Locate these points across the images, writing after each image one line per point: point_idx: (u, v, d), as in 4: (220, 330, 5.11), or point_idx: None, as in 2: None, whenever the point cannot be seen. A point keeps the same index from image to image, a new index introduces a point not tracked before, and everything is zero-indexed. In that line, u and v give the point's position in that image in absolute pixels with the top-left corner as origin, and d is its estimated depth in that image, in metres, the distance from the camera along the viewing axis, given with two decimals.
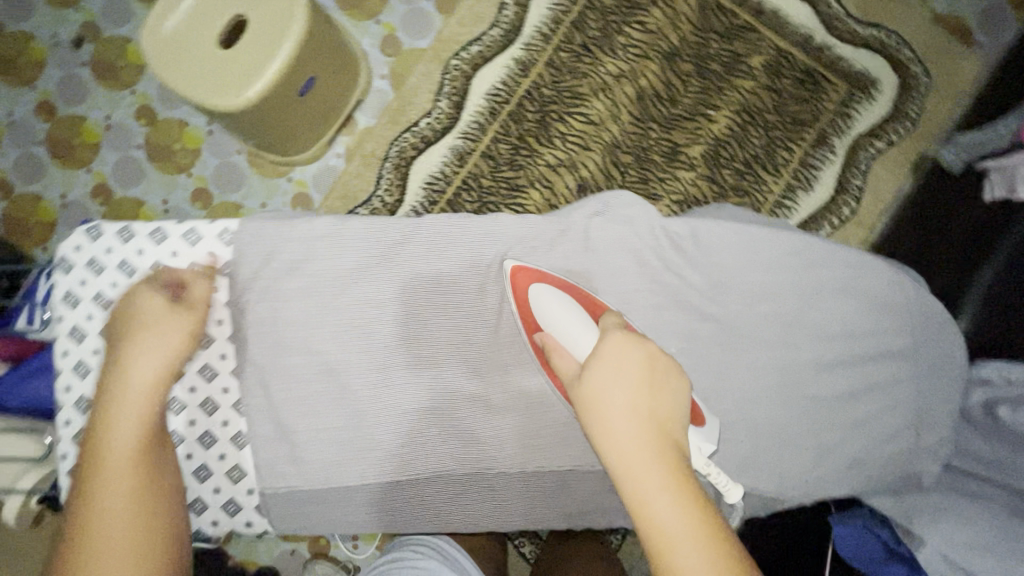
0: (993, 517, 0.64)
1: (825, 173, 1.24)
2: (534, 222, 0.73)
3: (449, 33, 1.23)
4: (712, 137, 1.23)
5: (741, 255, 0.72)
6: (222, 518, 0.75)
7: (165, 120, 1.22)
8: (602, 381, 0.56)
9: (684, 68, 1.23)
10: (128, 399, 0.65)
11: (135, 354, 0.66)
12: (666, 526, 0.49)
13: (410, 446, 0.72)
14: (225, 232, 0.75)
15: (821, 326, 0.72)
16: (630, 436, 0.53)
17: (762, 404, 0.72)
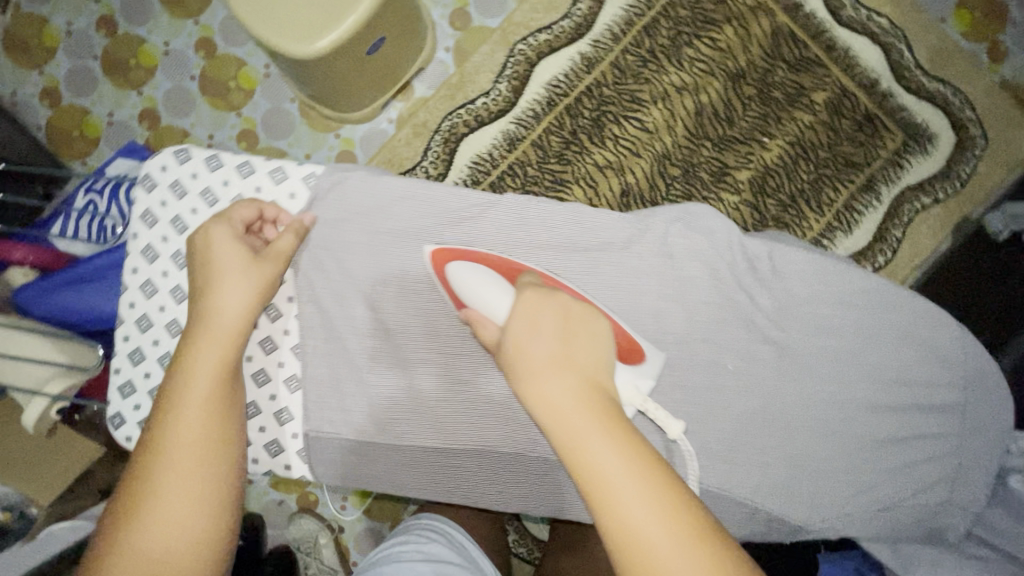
0: None
1: (867, 219, 1.24)
2: (598, 216, 0.69)
3: (520, 17, 1.23)
4: (763, 165, 1.23)
5: (811, 283, 0.67)
6: (262, 458, 0.73)
7: (224, 56, 1.22)
8: (526, 334, 0.55)
9: (747, 91, 1.23)
10: (217, 337, 0.63)
11: (221, 291, 0.64)
12: (598, 473, 0.49)
13: (430, 421, 0.70)
14: (312, 174, 0.74)
15: (878, 368, 0.66)
16: (559, 386, 0.52)
17: (823, 450, 0.65)
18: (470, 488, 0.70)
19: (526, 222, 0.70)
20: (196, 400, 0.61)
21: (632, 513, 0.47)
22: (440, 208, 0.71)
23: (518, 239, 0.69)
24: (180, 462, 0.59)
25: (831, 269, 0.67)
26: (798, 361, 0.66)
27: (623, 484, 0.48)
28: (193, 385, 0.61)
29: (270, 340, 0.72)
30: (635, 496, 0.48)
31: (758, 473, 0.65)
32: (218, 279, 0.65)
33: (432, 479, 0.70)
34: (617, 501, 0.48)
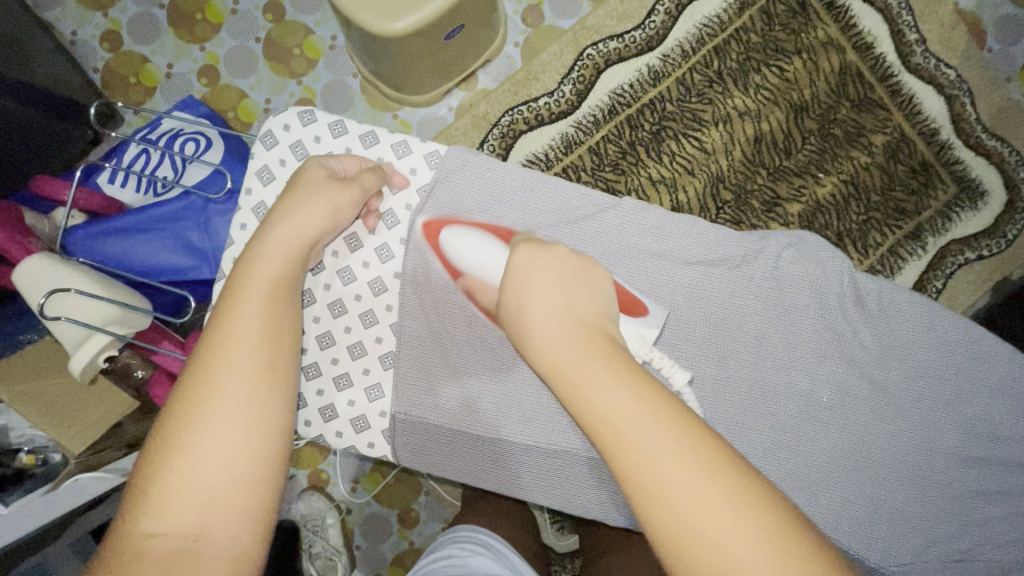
0: None
1: (910, 266, 1.24)
2: (700, 234, 0.70)
3: (594, 22, 1.22)
4: (814, 200, 1.23)
5: (915, 328, 0.67)
6: (347, 431, 0.73)
7: (292, 22, 1.20)
8: (520, 288, 0.58)
9: (808, 124, 1.23)
10: (272, 257, 0.61)
11: (291, 211, 0.63)
12: (608, 413, 0.50)
13: (493, 414, 0.69)
14: (434, 153, 0.74)
15: (969, 420, 0.66)
16: (557, 338, 0.55)
17: (901, 492, 0.65)
18: (543, 487, 0.70)
19: (622, 228, 0.70)
20: (246, 320, 0.58)
21: (652, 454, 0.47)
22: (546, 203, 0.72)
23: (613, 243, 0.70)
24: (229, 385, 0.54)
25: (921, 313, 0.67)
26: (892, 403, 0.66)
27: (634, 426, 0.49)
28: (243, 306, 0.58)
29: (372, 314, 0.73)
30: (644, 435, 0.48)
31: (832, 509, 0.65)
32: (296, 202, 0.64)
33: (491, 463, 0.70)
34: (628, 439, 0.48)
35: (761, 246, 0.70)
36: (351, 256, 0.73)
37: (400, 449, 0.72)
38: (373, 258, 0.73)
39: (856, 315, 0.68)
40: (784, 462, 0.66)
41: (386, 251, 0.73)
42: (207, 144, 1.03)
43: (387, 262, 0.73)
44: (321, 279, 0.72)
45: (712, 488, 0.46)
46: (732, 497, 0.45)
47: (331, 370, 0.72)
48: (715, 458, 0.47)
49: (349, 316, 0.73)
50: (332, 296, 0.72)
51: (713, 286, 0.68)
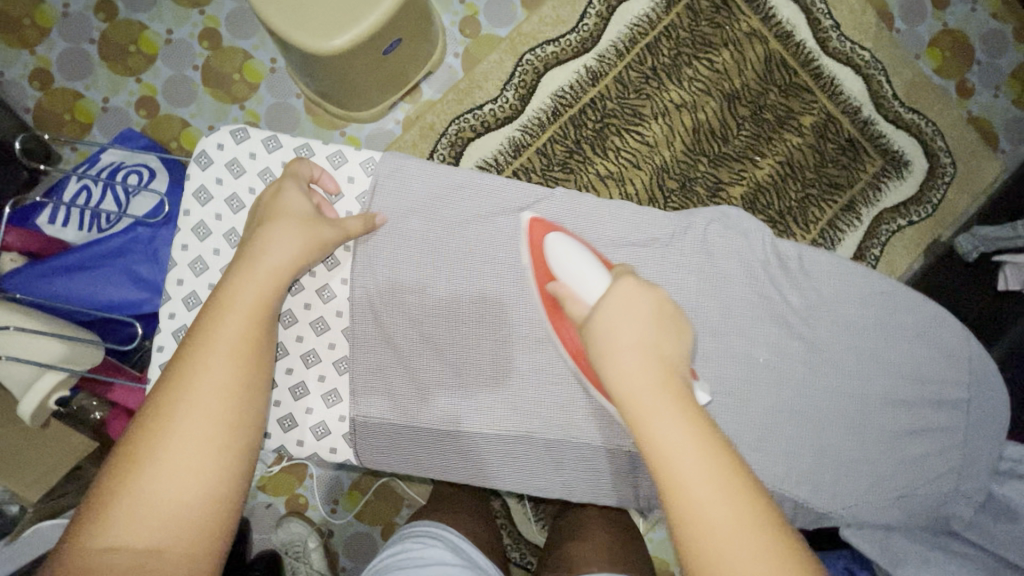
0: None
1: (849, 236, 1.31)
2: (635, 212, 0.73)
3: (530, 29, 1.26)
4: (755, 182, 1.29)
5: (838, 285, 0.72)
6: (308, 439, 0.73)
7: (229, 47, 1.20)
8: (614, 317, 0.56)
9: (741, 111, 1.29)
10: (255, 283, 0.61)
11: (274, 243, 0.63)
12: (673, 456, 0.50)
13: (456, 407, 0.71)
14: (370, 160, 0.75)
15: (894, 365, 0.71)
16: (636, 373, 0.53)
17: (842, 439, 0.70)
18: (509, 474, 0.72)
19: (561, 216, 0.73)
20: (229, 342, 0.57)
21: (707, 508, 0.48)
22: (490, 198, 0.73)
23: (558, 234, 0.72)
24: (202, 405, 0.54)
25: (845, 274, 0.72)
26: (823, 357, 0.70)
27: (694, 472, 0.49)
28: (226, 327, 0.58)
29: (323, 321, 0.73)
30: (702, 480, 0.49)
31: (781, 466, 0.69)
32: (279, 236, 0.64)
33: (456, 455, 0.72)
34: (682, 475, 0.49)
35: (694, 223, 0.73)
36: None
37: (361, 451, 0.73)
38: (319, 265, 0.73)
39: (787, 279, 0.72)
40: (735, 425, 0.69)
41: (331, 258, 0.73)
42: (150, 175, 1.01)
43: (334, 268, 0.73)
44: None
45: (749, 543, 0.47)
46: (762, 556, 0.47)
47: (286, 381, 0.72)
48: (750, 506, 0.48)
49: (299, 326, 0.73)
50: (280, 308, 0.72)
51: (653, 265, 0.71)
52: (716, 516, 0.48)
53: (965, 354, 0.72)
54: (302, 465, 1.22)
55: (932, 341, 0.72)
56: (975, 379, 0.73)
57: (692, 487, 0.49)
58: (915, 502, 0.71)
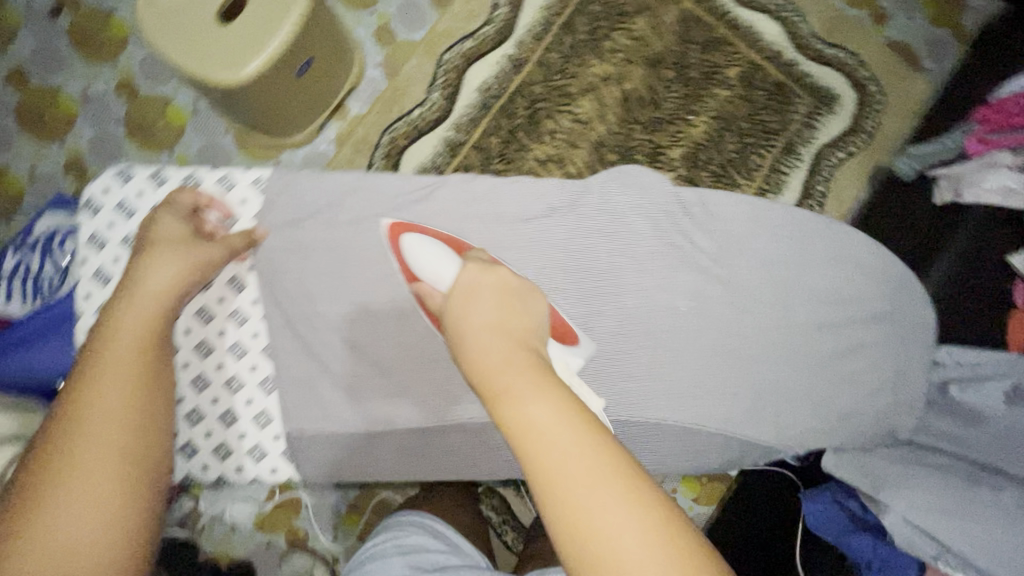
0: (952, 485, 0.79)
1: (793, 178, 1.33)
2: (544, 184, 0.76)
3: (445, 28, 1.26)
4: (692, 141, 1.30)
5: (746, 225, 0.74)
6: (247, 464, 0.78)
7: (148, 96, 1.19)
8: (463, 299, 0.55)
9: (666, 74, 1.30)
10: (140, 312, 0.65)
11: (152, 270, 0.67)
12: (530, 427, 0.46)
13: (391, 405, 0.73)
14: (258, 180, 0.79)
15: (816, 290, 0.73)
16: (491, 349, 0.50)
17: (783, 371, 0.72)
18: (467, 460, 0.74)
19: (459, 201, 0.75)
20: (123, 371, 0.60)
21: (573, 477, 0.44)
22: (385, 195, 0.76)
23: (470, 223, 0.75)
24: (101, 433, 0.56)
25: (751, 214, 0.74)
26: (747, 295, 0.72)
27: (575, 466, 0.44)
28: (116, 359, 0.60)
29: (241, 345, 0.77)
30: (564, 449, 0.45)
31: (737, 409, 0.71)
32: (154, 262, 0.68)
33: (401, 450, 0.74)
34: (561, 471, 0.44)
35: (613, 187, 0.75)
36: (205, 297, 0.76)
37: (305, 466, 0.76)
38: (227, 293, 0.77)
39: (712, 225, 0.74)
40: (674, 377, 0.71)
41: (238, 283, 0.77)
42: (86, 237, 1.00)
43: (242, 291, 0.77)
44: (181, 326, 0.75)
45: (626, 505, 0.43)
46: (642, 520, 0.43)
47: (215, 409, 0.77)
48: (624, 465, 0.45)
49: (218, 354, 0.76)
50: (195, 340, 0.76)
51: (578, 235, 0.74)
52: (581, 484, 0.44)
53: (894, 267, 0.75)
54: (296, 498, 1.21)
55: (860, 260, 0.74)
56: (904, 289, 0.76)
57: (555, 460, 0.44)
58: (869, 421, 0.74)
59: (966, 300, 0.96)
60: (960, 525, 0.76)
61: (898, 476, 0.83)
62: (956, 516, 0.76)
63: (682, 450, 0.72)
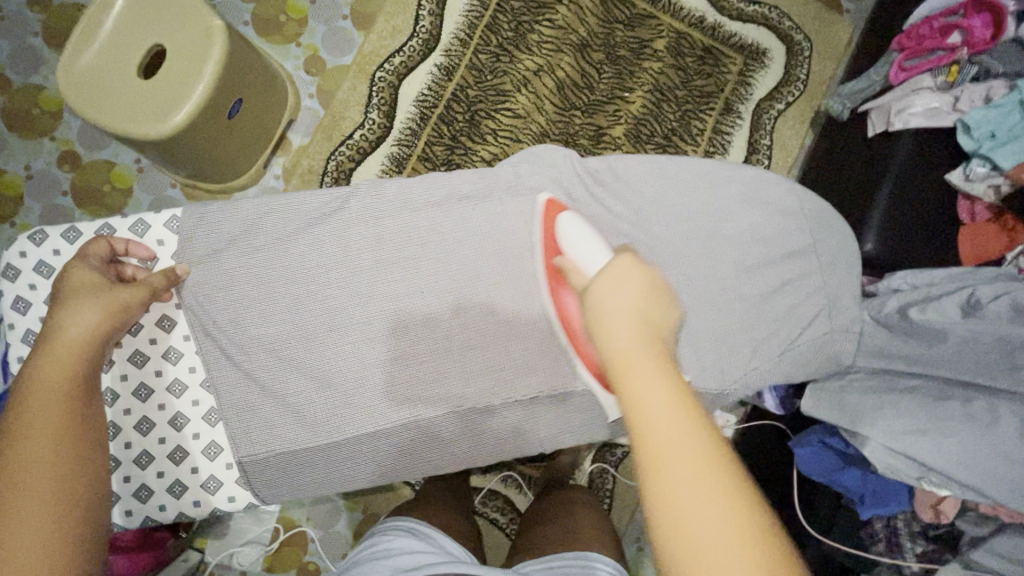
0: (923, 404, 0.81)
1: (736, 137, 1.35)
2: (465, 176, 0.77)
3: (371, 48, 1.27)
4: (632, 117, 1.32)
5: (654, 181, 0.75)
6: (203, 497, 0.76)
7: (90, 163, 1.20)
8: (602, 286, 0.54)
9: (596, 57, 1.32)
10: (62, 365, 0.64)
11: (67, 317, 0.65)
12: (655, 406, 0.45)
13: (339, 416, 0.73)
14: (172, 218, 0.77)
15: (733, 236, 0.75)
16: (620, 326, 0.50)
17: (715, 320, 0.74)
18: (433, 461, 0.76)
19: (371, 207, 0.75)
20: (48, 422, 0.61)
21: (681, 467, 0.43)
22: (309, 209, 0.75)
23: (402, 229, 0.75)
24: (29, 487, 0.57)
25: (658, 177, 0.76)
26: (669, 252, 0.74)
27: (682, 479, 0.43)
28: (43, 410, 0.61)
29: (179, 382, 0.75)
30: (681, 437, 0.44)
31: (694, 366, 0.72)
32: (69, 309, 0.66)
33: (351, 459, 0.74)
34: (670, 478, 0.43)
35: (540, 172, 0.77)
36: (135, 338, 0.75)
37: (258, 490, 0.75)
38: (159, 332, 0.75)
39: (631, 190, 0.76)
40: None
41: (168, 321, 0.75)
42: None
43: (174, 328, 0.76)
44: (114, 373, 0.74)
45: (721, 506, 0.43)
46: (737, 529, 0.42)
47: (162, 449, 0.75)
48: (731, 478, 0.44)
49: (157, 395, 0.75)
50: (132, 384, 0.74)
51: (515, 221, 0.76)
52: (689, 489, 0.43)
53: (819, 204, 0.77)
54: (302, 533, 1.21)
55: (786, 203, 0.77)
56: (833, 223, 0.79)
57: (663, 438, 0.44)
58: (825, 349, 0.77)
59: (913, 225, 0.97)
60: (935, 444, 0.78)
61: (873, 406, 0.84)
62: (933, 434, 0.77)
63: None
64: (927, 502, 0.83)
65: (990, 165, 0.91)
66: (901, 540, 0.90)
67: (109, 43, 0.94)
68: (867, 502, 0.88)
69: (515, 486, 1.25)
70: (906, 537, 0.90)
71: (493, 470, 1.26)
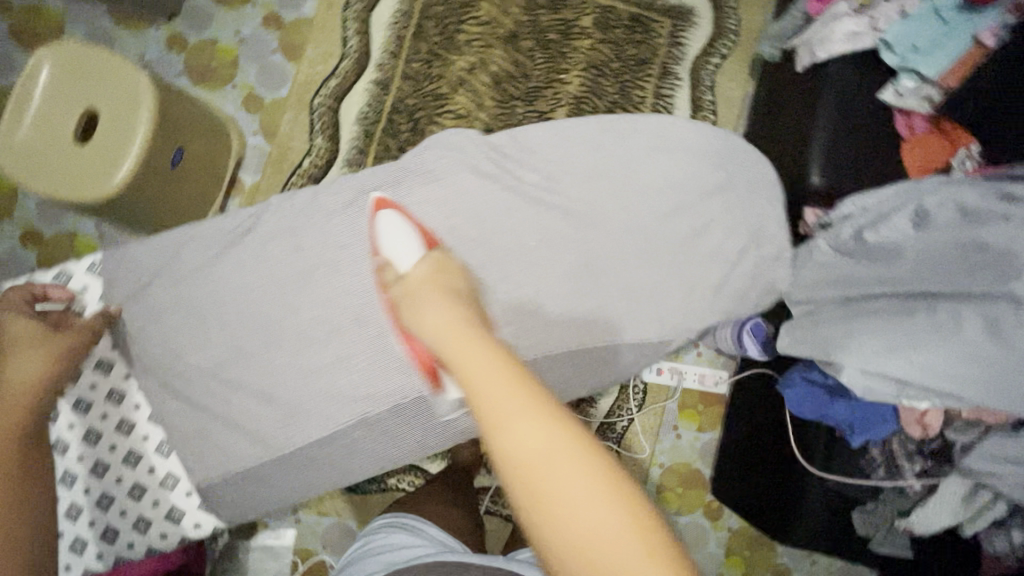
0: (890, 320, 0.80)
1: (679, 97, 1.35)
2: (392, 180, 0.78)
3: (305, 76, 1.29)
4: (571, 97, 1.33)
5: (558, 146, 0.77)
6: (169, 528, 0.83)
7: (52, 236, 1.22)
8: (414, 284, 0.59)
9: (526, 45, 1.33)
10: (8, 433, 0.68)
11: (8, 368, 0.70)
12: (482, 374, 0.46)
13: (296, 421, 0.77)
14: (93, 263, 0.85)
15: (646, 185, 0.75)
16: (433, 310, 0.54)
17: (649, 269, 0.75)
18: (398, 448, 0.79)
19: (302, 214, 0.80)
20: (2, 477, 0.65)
21: (512, 411, 0.44)
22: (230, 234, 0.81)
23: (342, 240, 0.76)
24: None
25: (566, 141, 0.77)
26: (585, 214, 0.76)
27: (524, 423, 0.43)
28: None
29: (127, 422, 0.82)
30: (504, 388, 0.45)
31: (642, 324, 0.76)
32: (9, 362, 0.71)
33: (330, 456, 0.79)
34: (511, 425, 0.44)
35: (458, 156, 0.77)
36: (78, 387, 0.81)
37: (224, 513, 0.83)
38: (97, 378, 0.81)
39: (540, 157, 0.77)
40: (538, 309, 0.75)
41: (105, 365, 0.82)
42: None
43: (112, 372, 0.82)
44: (63, 423, 0.80)
45: (561, 435, 0.43)
46: (574, 453, 0.43)
47: (122, 488, 0.81)
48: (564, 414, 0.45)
49: (109, 437, 0.81)
50: (81, 431, 0.80)
51: (439, 209, 0.76)
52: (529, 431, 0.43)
53: (735, 141, 0.78)
54: (320, 562, 1.21)
55: (705, 144, 0.78)
56: (750, 158, 0.80)
57: (492, 390, 0.45)
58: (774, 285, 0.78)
59: (857, 148, 0.97)
60: (910, 359, 0.77)
61: (845, 333, 0.84)
62: (906, 350, 0.77)
63: (590, 371, 0.77)
64: (909, 419, 0.82)
65: (916, 78, 0.95)
66: (900, 463, 0.88)
67: (42, 114, 0.96)
68: (857, 430, 0.87)
69: None
70: (902, 458, 0.88)
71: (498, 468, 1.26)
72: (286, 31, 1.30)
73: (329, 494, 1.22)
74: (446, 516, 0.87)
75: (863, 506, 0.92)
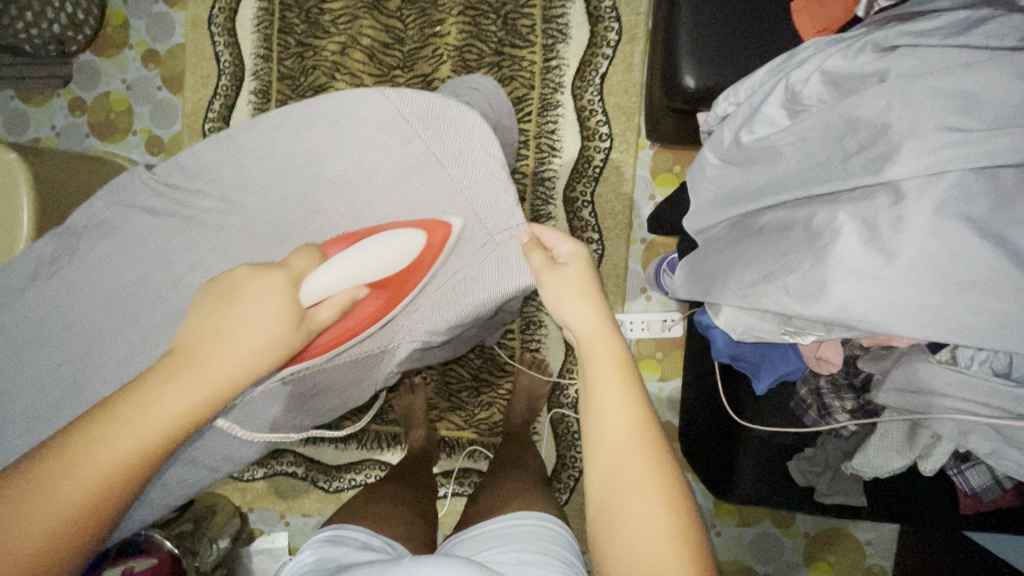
0: (766, 239, 0.65)
1: (572, 14, 1.18)
2: (136, 214, 0.66)
3: (192, 105, 1.29)
4: (452, 49, 1.20)
5: (259, 155, 0.66)
6: None
7: None
8: (555, 285, 0.57)
9: (393, 6, 1.22)
10: (136, 423, 0.44)
11: (257, 312, 0.50)
12: (608, 406, 0.49)
13: None
14: None
15: (338, 182, 0.66)
16: (580, 310, 0.55)
17: None
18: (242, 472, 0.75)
19: (22, 272, 0.66)
20: (97, 470, 0.43)
21: (626, 444, 0.47)
22: None
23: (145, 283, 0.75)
24: (88, 476, 0.42)
25: (262, 148, 0.66)
26: (311, 209, 0.66)
27: (630, 457, 0.46)
28: (104, 454, 0.43)
29: None
30: (624, 420, 0.48)
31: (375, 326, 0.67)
32: (261, 304, 0.50)
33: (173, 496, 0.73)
34: (617, 453, 0.47)
35: (182, 174, 0.67)
36: None
37: None
38: None
39: (251, 167, 0.66)
40: None
41: None
42: None
43: None
44: None
45: (657, 484, 0.45)
46: (666, 499, 0.45)
47: None
48: (668, 463, 0.47)
49: None
50: None
51: (157, 242, 0.65)
52: (636, 468, 0.46)
53: (431, 98, 0.66)
54: None
55: (398, 109, 0.66)
56: (455, 112, 0.66)
57: (615, 423, 0.48)
58: None
59: (729, 29, 0.79)
60: (790, 288, 0.60)
61: (725, 267, 0.69)
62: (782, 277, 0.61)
63: (310, 408, 0.70)
64: (809, 353, 0.70)
65: None
66: (830, 402, 0.73)
67: None
68: (762, 374, 0.73)
69: (485, 457, 1.24)
70: (832, 397, 0.73)
71: (458, 450, 1.24)
72: (166, 65, 1.30)
73: (310, 496, 1.28)
74: (394, 518, 0.80)
75: (801, 453, 0.80)
